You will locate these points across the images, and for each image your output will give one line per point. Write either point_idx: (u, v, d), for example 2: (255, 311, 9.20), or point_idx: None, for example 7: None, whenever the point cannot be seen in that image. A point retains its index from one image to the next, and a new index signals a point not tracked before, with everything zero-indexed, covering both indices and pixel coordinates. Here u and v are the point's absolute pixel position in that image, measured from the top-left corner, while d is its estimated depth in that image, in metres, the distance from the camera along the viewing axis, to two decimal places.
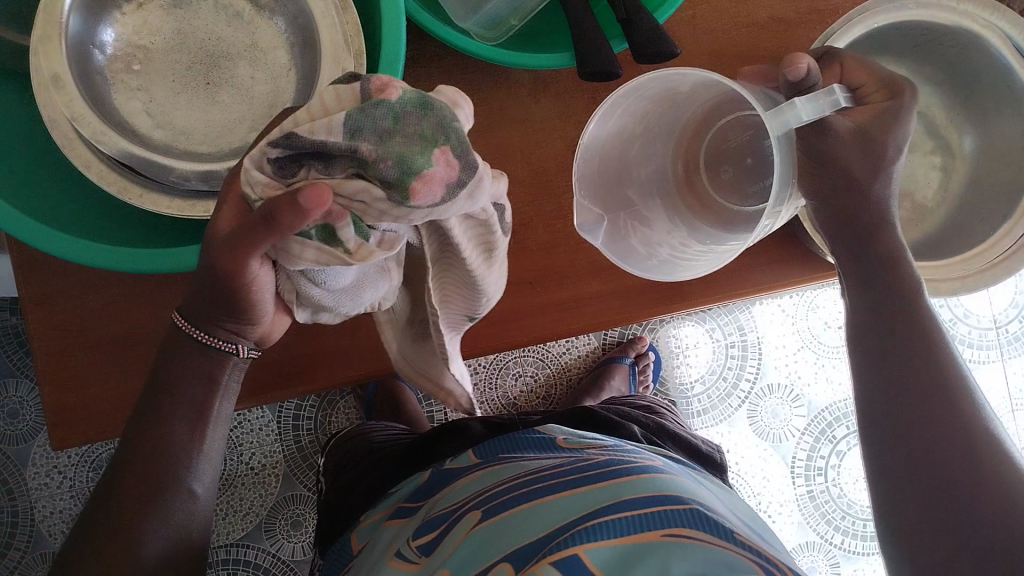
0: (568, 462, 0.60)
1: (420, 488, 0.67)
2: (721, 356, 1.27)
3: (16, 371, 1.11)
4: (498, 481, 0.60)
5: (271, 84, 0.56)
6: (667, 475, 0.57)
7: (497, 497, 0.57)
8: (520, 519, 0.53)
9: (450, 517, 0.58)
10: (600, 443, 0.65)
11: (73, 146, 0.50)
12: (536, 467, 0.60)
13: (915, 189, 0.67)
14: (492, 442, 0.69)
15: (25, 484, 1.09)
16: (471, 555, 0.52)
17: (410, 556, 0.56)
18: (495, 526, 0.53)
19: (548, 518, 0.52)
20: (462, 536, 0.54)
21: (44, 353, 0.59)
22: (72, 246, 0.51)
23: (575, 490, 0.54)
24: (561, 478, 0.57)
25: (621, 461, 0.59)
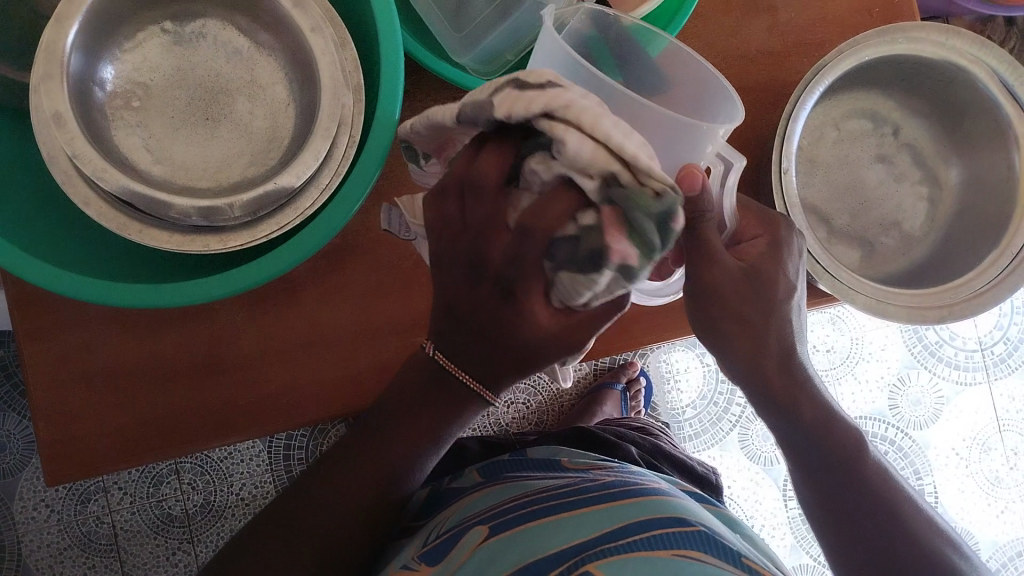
0: (575, 482, 0.60)
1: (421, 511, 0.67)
2: (712, 381, 1.28)
3: (4, 403, 1.10)
4: (503, 500, 0.60)
5: (270, 119, 0.57)
6: (669, 495, 0.57)
7: (504, 515, 0.57)
8: (531, 535, 0.53)
9: (459, 532, 0.57)
10: (600, 464, 0.66)
11: (74, 183, 0.50)
12: (541, 487, 0.60)
13: (904, 217, 0.68)
14: (493, 464, 0.69)
15: (12, 518, 1.08)
16: (479, 571, 0.52)
17: (413, 567, 0.55)
18: (506, 543, 0.53)
19: (558, 536, 0.52)
20: (469, 551, 0.54)
21: (41, 388, 0.59)
22: (68, 281, 0.50)
23: (584, 510, 0.55)
24: (569, 497, 0.57)
25: (626, 481, 0.60)
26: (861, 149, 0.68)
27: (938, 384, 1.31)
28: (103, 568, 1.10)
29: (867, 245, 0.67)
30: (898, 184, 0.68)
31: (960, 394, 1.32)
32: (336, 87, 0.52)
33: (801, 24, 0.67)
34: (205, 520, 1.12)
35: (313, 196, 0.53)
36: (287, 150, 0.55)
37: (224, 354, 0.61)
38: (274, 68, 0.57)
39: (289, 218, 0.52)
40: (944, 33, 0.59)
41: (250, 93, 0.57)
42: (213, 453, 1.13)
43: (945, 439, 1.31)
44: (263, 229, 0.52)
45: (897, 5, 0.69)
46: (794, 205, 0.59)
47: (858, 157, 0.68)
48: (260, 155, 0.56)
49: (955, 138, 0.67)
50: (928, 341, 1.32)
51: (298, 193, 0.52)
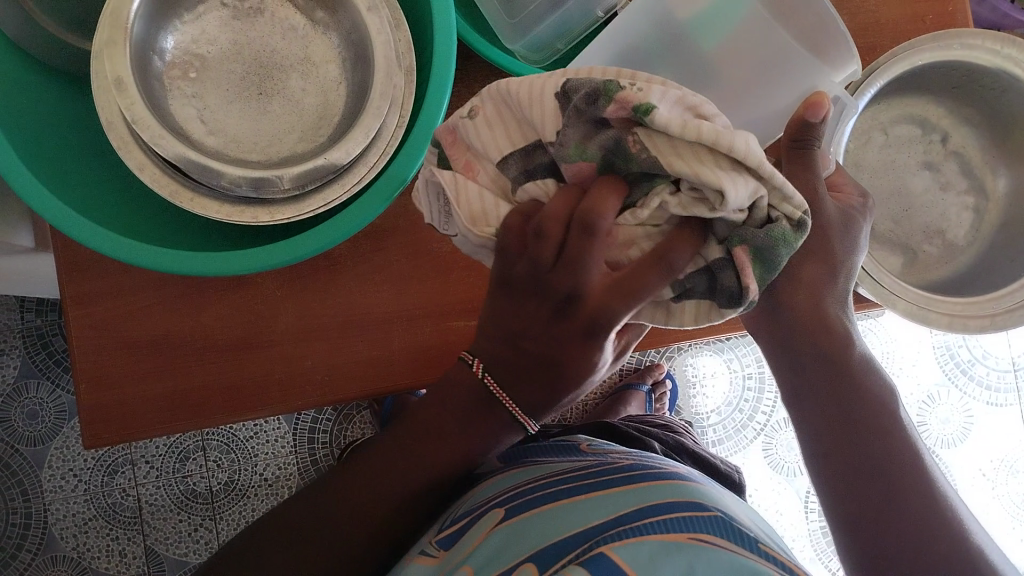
0: (592, 465, 0.60)
1: None
2: (738, 388, 1.27)
3: (38, 372, 1.12)
4: (521, 482, 0.60)
5: (322, 96, 0.57)
6: (690, 481, 0.57)
7: (521, 497, 0.57)
8: (547, 518, 0.53)
9: (477, 510, 0.58)
10: (623, 451, 0.66)
11: (128, 149, 0.51)
12: (559, 470, 0.61)
13: (947, 226, 0.67)
14: (517, 450, 0.69)
15: (41, 486, 1.10)
16: (492, 556, 0.52)
17: (432, 551, 0.56)
18: (523, 524, 0.54)
19: (573, 519, 0.52)
20: (485, 532, 0.54)
21: (84, 352, 0.60)
22: (118, 245, 0.51)
23: (603, 492, 0.55)
24: (584, 480, 0.57)
25: (646, 465, 0.60)
26: (909, 154, 0.67)
27: (969, 405, 1.29)
28: (125, 540, 1.11)
29: (910, 252, 0.66)
30: (944, 192, 0.68)
31: (991, 415, 1.30)
32: (390, 66, 0.53)
33: (852, 26, 0.67)
34: (229, 498, 1.13)
35: (362, 173, 0.53)
36: (338, 127, 0.56)
37: (264, 328, 0.62)
38: (327, 46, 0.58)
39: (335, 193, 0.53)
40: (1000, 41, 0.58)
41: (303, 70, 0.58)
42: (239, 432, 1.15)
43: (972, 459, 1.29)
44: (310, 204, 0.53)
45: (952, 12, 0.68)
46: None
47: (905, 162, 0.67)
48: (310, 131, 0.57)
49: (1005, 148, 0.66)
50: (961, 359, 1.30)
51: (347, 170, 0.53)
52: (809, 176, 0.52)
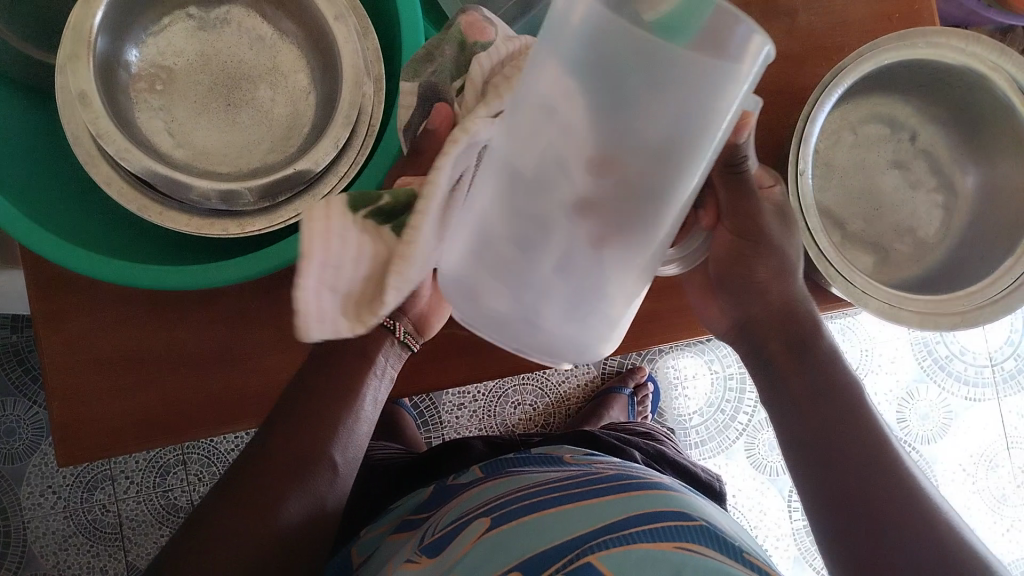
0: (577, 476, 0.60)
1: (424, 503, 0.67)
2: (720, 389, 1.27)
3: (14, 388, 1.10)
4: (507, 492, 0.60)
5: (291, 106, 0.57)
6: (676, 494, 0.57)
7: (509, 506, 0.57)
8: (534, 525, 0.53)
9: (462, 520, 0.58)
10: (606, 460, 0.66)
11: (95, 163, 0.50)
12: (543, 479, 0.61)
13: (918, 224, 0.68)
14: (497, 460, 0.69)
15: (19, 504, 1.09)
16: (481, 561, 0.51)
17: (412, 557, 0.56)
18: (510, 532, 0.53)
19: (559, 528, 0.52)
20: (472, 540, 0.54)
21: (56, 369, 0.60)
22: (89, 260, 0.51)
23: (591, 501, 0.55)
24: (569, 490, 0.57)
25: (631, 476, 0.60)
26: (877, 154, 0.68)
27: (947, 399, 1.31)
28: (106, 556, 1.10)
29: (882, 250, 0.66)
30: (913, 190, 0.68)
31: (969, 410, 1.31)
32: (358, 75, 0.53)
33: (819, 28, 0.68)
34: None
35: (332, 183, 0.53)
36: (307, 137, 0.56)
37: (239, 341, 0.61)
38: (295, 56, 0.58)
39: (306, 204, 0.53)
40: (963, 39, 0.59)
41: (272, 81, 0.58)
42: (220, 444, 1.14)
43: (952, 454, 1.30)
44: (280, 214, 0.53)
45: (915, 12, 0.69)
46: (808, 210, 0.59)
47: (874, 162, 0.68)
48: (280, 141, 0.56)
49: (972, 145, 0.67)
50: (938, 355, 1.32)
51: (318, 180, 0.53)
52: (745, 201, 0.55)
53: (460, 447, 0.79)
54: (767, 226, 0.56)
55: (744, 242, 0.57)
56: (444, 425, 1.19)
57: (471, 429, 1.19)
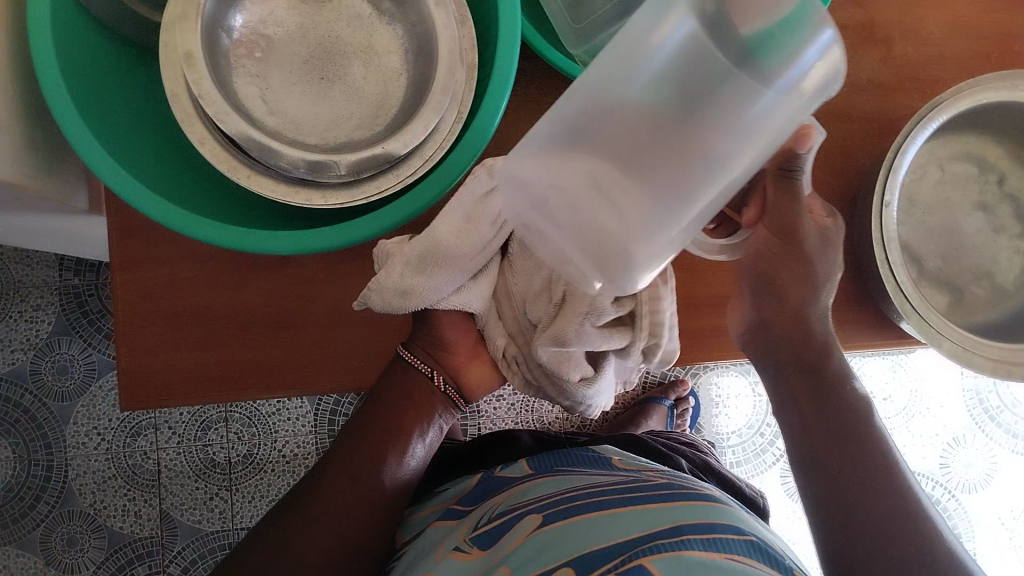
0: (626, 480, 0.60)
1: (470, 490, 0.68)
2: (761, 412, 1.26)
3: (71, 329, 1.13)
4: (557, 490, 0.60)
5: (381, 86, 0.58)
6: (725, 504, 0.57)
7: (559, 505, 0.57)
8: (583, 524, 0.53)
9: (513, 517, 0.58)
10: (651, 466, 0.67)
11: (191, 122, 0.52)
12: (594, 481, 0.61)
13: (996, 269, 0.66)
14: (546, 455, 0.70)
15: (64, 441, 1.12)
16: (530, 558, 0.52)
17: (466, 548, 0.58)
18: (559, 531, 0.54)
19: (610, 529, 0.52)
20: (523, 536, 0.55)
21: (129, 316, 0.62)
22: (175, 214, 0.51)
23: (640, 506, 0.55)
24: (620, 494, 0.57)
25: (681, 485, 0.60)
26: (963, 194, 0.66)
27: (994, 450, 1.28)
28: (141, 501, 1.13)
29: (955, 293, 0.65)
30: (996, 235, 0.66)
31: (1015, 464, 1.28)
32: (452, 61, 0.53)
33: (917, 61, 0.66)
34: (246, 470, 1.14)
35: (415, 165, 0.54)
36: (395, 119, 0.56)
37: (304, 309, 0.62)
38: (392, 36, 0.58)
39: (389, 183, 0.54)
40: None
41: (366, 59, 0.58)
42: (261, 407, 1.16)
43: (991, 506, 1.27)
44: (363, 190, 0.53)
45: (1017, 52, 0.68)
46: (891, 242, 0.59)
47: (958, 201, 0.66)
48: (368, 119, 0.57)
49: None
50: (989, 405, 1.28)
51: (404, 159, 0.54)
52: (792, 205, 0.52)
53: (506, 437, 0.80)
54: (803, 231, 0.54)
55: (777, 239, 0.55)
56: (482, 414, 1.20)
57: (507, 422, 1.20)
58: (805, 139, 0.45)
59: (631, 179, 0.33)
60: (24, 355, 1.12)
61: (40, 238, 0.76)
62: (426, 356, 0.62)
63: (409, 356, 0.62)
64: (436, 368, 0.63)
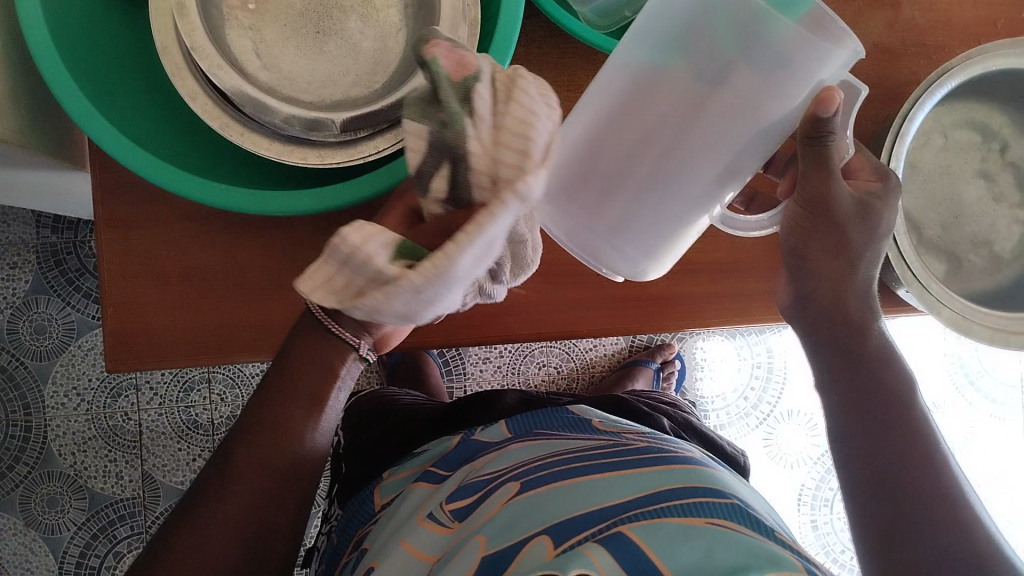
0: (607, 446, 0.58)
1: (448, 454, 0.66)
2: (745, 376, 1.27)
3: (48, 288, 1.11)
4: (538, 456, 0.58)
5: (379, 42, 0.56)
6: (704, 468, 0.55)
7: (537, 472, 0.55)
8: (562, 492, 0.51)
9: (491, 484, 0.56)
10: (635, 430, 0.65)
11: (182, 76, 0.50)
12: (575, 446, 0.59)
13: (994, 238, 0.66)
14: (526, 418, 0.68)
15: (43, 401, 1.10)
16: (506, 525, 0.49)
17: (443, 521, 0.55)
18: (536, 499, 0.51)
19: (589, 496, 0.50)
20: (500, 505, 0.52)
21: (116, 275, 0.60)
22: (163, 172, 0.49)
23: (618, 473, 0.53)
24: (600, 459, 0.55)
25: (660, 450, 0.58)
26: (965, 162, 0.66)
27: (972, 414, 1.29)
28: (123, 462, 1.12)
29: (954, 261, 0.65)
30: (996, 204, 0.66)
31: (991, 428, 1.30)
32: (455, 18, 0.52)
33: (922, 25, 0.65)
34: (229, 432, 1.13)
35: None
36: (394, 77, 0.54)
37: (296, 270, 0.61)
38: None
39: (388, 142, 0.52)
40: None
41: (363, 13, 0.56)
42: (245, 369, 1.14)
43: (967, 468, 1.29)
44: (361, 149, 0.51)
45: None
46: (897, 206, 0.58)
47: (960, 170, 0.66)
48: (365, 76, 0.55)
49: None
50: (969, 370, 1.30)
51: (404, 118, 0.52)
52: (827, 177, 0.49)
53: (492, 399, 0.79)
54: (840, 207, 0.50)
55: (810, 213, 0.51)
56: (468, 377, 1.19)
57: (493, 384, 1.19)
58: (827, 103, 0.40)
59: (660, 155, 0.42)
60: (1, 314, 1.10)
61: (20, 195, 0.74)
62: (352, 325, 0.51)
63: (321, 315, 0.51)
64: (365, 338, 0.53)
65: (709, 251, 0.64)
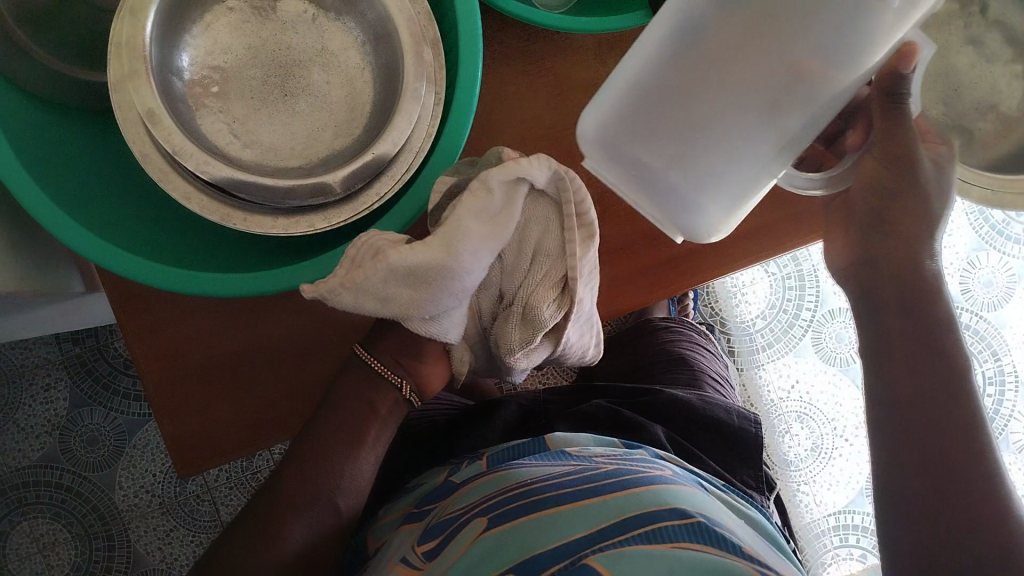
0: (577, 471, 0.54)
1: (429, 493, 0.61)
2: (779, 290, 1.25)
3: (88, 399, 1.12)
4: (506, 485, 0.53)
5: (347, 87, 0.55)
6: (676, 488, 0.51)
7: (506, 502, 0.51)
8: (533, 526, 0.47)
9: (458, 520, 0.52)
10: (607, 452, 0.59)
11: (169, 180, 0.49)
12: (545, 473, 0.54)
13: (999, 98, 0.64)
14: (500, 450, 0.62)
15: (116, 507, 1.11)
16: (481, 558, 0.46)
17: (415, 563, 0.51)
18: (504, 535, 0.48)
19: (551, 530, 0.47)
20: (468, 543, 0.49)
21: (160, 384, 0.59)
22: (185, 278, 0.49)
23: (587, 501, 0.49)
24: (569, 483, 0.51)
25: (631, 471, 0.54)
26: (949, 34, 0.65)
27: (1008, 263, 1.28)
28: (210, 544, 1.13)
29: (965, 133, 0.64)
30: (991, 65, 0.65)
31: None
32: (417, 43, 0.51)
33: None
34: None
35: (408, 160, 0.51)
36: (373, 118, 0.54)
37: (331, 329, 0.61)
38: (344, 31, 0.55)
39: (386, 186, 0.51)
40: None
41: (323, 62, 0.55)
42: None
43: (1019, 317, 1.28)
44: (363, 201, 0.51)
45: None
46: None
47: (946, 43, 0.65)
48: (343, 125, 0.54)
49: None
50: (994, 221, 1.29)
51: (394, 158, 0.51)
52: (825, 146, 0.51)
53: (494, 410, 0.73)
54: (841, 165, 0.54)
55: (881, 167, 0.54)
56: None
57: None
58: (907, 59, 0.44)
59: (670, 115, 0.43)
60: (50, 437, 1.11)
61: (42, 326, 0.74)
62: (393, 361, 0.55)
63: (365, 354, 0.55)
64: (405, 377, 0.56)
65: None
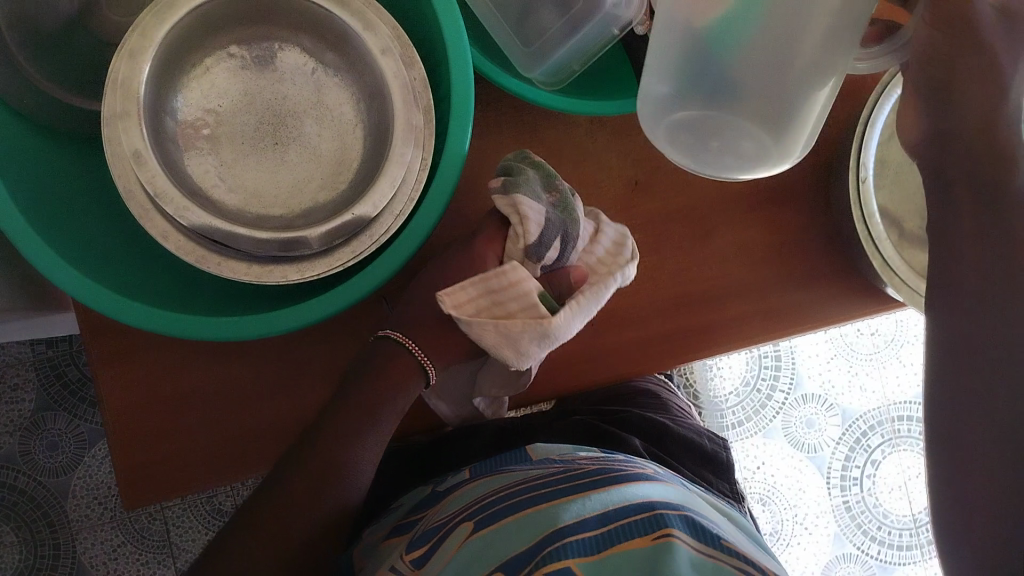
0: (557, 471, 0.54)
1: (417, 507, 0.59)
2: (754, 369, 1.26)
3: (53, 404, 1.11)
4: (490, 492, 0.53)
5: (338, 141, 0.56)
6: (658, 483, 0.51)
7: (490, 506, 0.50)
8: (517, 526, 0.47)
9: (444, 527, 0.51)
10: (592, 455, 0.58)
11: (149, 216, 0.49)
12: (526, 477, 0.54)
13: None
14: (483, 463, 0.60)
15: (66, 516, 1.10)
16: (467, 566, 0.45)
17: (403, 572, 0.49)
18: (489, 538, 0.47)
19: (536, 527, 0.46)
20: (456, 547, 0.48)
21: (118, 413, 0.59)
22: (151, 317, 0.49)
23: (569, 496, 0.48)
24: (550, 483, 0.51)
25: (611, 467, 0.53)
26: None
27: None
28: (155, 564, 1.11)
29: None
30: None
31: None
32: (408, 109, 0.52)
33: None
34: None
35: (387, 222, 0.52)
36: (359, 176, 0.55)
37: (296, 374, 0.61)
38: (336, 85, 0.56)
39: (362, 245, 0.52)
40: None
41: (316, 115, 0.56)
42: None
43: None
44: (338, 258, 0.52)
45: None
46: (891, 210, 0.60)
47: None
48: (329, 179, 0.55)
49: None
50: None
51: (373, 220, 0.52)
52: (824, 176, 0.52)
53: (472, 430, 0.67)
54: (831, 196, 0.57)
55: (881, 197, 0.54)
56: None
57: None
58: None
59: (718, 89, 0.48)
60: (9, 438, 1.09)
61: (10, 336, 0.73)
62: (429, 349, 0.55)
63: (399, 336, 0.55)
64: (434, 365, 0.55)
65: (697, 281, 0.65)
